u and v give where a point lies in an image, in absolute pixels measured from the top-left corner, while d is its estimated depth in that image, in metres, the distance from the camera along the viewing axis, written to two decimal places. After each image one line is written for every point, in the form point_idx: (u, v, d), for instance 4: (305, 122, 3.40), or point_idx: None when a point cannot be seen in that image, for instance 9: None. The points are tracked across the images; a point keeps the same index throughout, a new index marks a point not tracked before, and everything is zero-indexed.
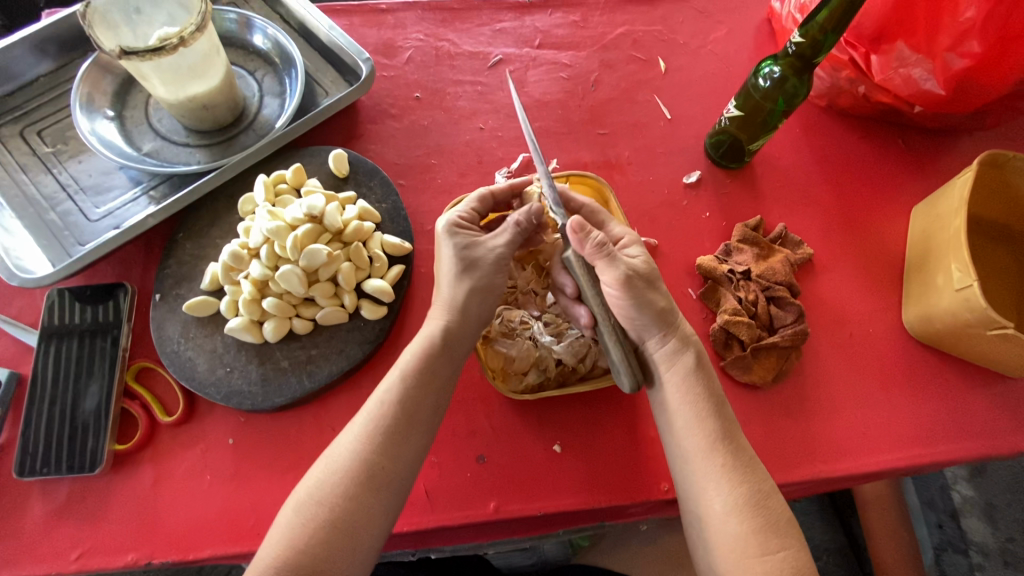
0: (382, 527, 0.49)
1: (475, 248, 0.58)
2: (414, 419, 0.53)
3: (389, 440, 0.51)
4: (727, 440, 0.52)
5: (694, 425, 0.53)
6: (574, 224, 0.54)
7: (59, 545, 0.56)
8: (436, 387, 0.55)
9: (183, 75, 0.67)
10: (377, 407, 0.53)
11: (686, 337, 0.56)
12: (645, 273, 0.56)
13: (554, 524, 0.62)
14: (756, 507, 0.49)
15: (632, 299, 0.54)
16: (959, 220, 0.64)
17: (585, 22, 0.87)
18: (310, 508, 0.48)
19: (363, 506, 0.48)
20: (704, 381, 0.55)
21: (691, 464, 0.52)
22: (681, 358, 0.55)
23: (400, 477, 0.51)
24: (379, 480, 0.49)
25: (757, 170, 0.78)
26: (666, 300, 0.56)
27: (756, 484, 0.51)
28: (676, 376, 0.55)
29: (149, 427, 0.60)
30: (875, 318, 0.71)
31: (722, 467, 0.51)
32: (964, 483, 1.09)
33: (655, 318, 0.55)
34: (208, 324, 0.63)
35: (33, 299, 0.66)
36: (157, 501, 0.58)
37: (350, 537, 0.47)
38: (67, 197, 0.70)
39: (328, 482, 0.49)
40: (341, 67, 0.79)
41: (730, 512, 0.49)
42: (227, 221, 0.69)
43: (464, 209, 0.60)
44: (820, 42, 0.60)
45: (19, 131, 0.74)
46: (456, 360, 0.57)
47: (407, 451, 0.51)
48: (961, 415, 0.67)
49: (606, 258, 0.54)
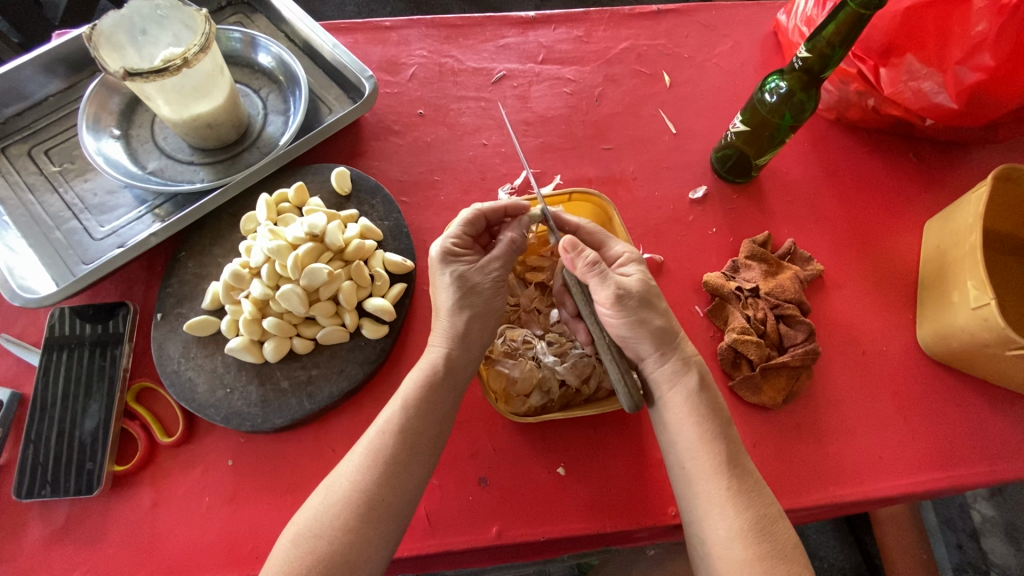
0: (382, 559, 0.48)
1: (469, 276, 0.57)
2: (416, 447, 0.52)
3: (390, 469, 0.50)
4: (733, 462, 0.51)
5: (698, 447, 0.51)
6: (567, 243, 0.54)
7: (56, 569, 0.56)
8: (436, 412, 0.54)
9: (187, 95, 0.67)
10: (377, 435, 0.52)
11: (687, 358, 0.55)
12: (640, 292, 0.54)
13: (558, 548, 0.60)
14: (762, 534, 0.47)
15: (627, 319, 0.53)
16: (974, 236, 0.63)
17: (589, 37, 0.87)
18: (308, 540, 0.47)
19: (361, 537, 0.47)
20: (707, 403, 0.53)
21: (695, 489, 0.51)
22: (683, 379, 0.54)
23: (399, 504, 0.50)
24: (379, 511, 0.48)
25: (764, 184, 0.77)
26: (664, 319, 0.55)
27: (761, 510, 0.49)
28: (679, 397, 0.53)
29: (148, 448, 0.60)
30: (888, 336, 0.69)
31: (727, 491, 0.49)
32: (984, 502, 1.07)
33: (653, 338, 0.54)
34: (209, 344, 0.63)
35: (36, 317, 0.66)
36: (155, 524, 0.57)
37: (347, 569, 0.46)
38: (73, 215, 0.70)
39: (326, 513, 0.48)
40: (345, 84, 0.80)
41: (735, 539, 0.47)
42: (230, 240, 0.69)
43: (454, 234, 0.58)
44: (828, 57, 0.59)
45: (27, 150, 0.75)
46: (459, 385, 0.56)
47: (408, 479, 0.51)
48: (980, 437, 0.64)
49: (599, 276, 0.53)
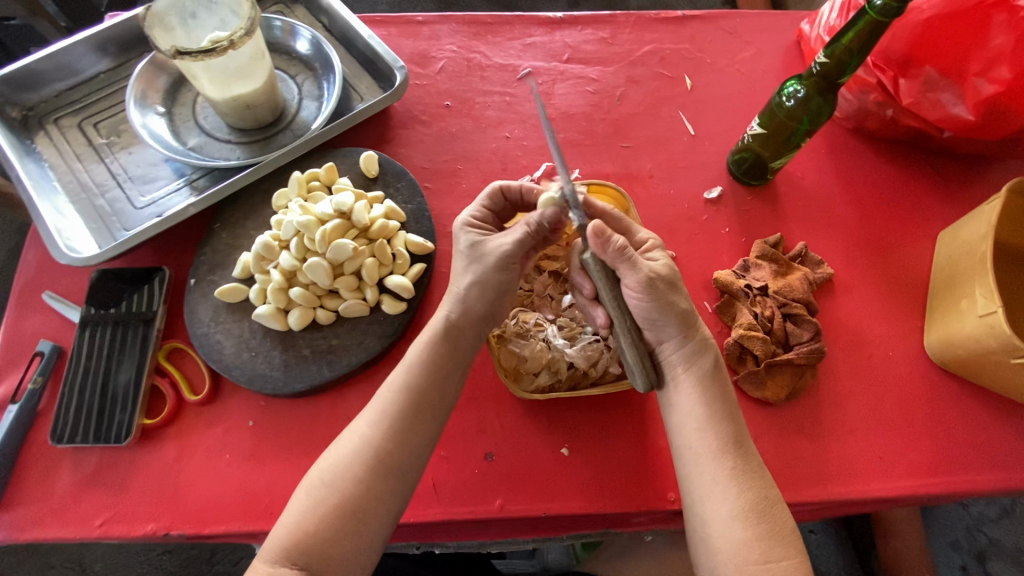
0: (390, 513, 0.51)
1: (482, 245, 0.59)
2: (425, 405, 0.54)
3: (396, 424, 0.53)
4: (738, 444, 0.53)
5: (704, 428, 0.53)
6: (595, 229, 0.53)
7: (85, 512, 0.59)
8: (443, 374, 0.56)
9: (230, 77, 0.71)
10: (388, 394, 0.55)
11: (704, 341, 0.57)
12: (667, 276, 0.56)
13: (557, 526, 0.62)
14: (763, 515, 0.49)
15: (654, 301, 0.54)
16: (986, 245, 0.64)
17: (614, 39, 0.89)
18: (320, 490, 0.50)
19: (371, 489, 0.50)
20: (719, 386, 0.55)
21: (700, 468, 0.53)
22: (701, 361, 0.56)
23: (408, 463, 0.53)
24: (387, 465, 0.51)
25: (778, 188, 0.78)
26: (687, 302, 0.56)
27: (763, 491, 0.51)
28: (692, 379, 0.55)
29: (175, 404, 0.63)
30: (895, 341, 0.70)
31: (731, 471, 0.51)
32: (989, 524, 1.11)
33: (679, 322, 0.55)
34: (237, 310, 0.66)
35: (77, 278, 0.70)
36: (178, 475, 0.61)
37: (355, 517, 0.49)
38: (116, 185, 0.75)
39: (338, 467, 0.51)
40: (377, 74, 0.83)
41: (736, 519, 0.50)
42: (262, 214, 0.72)
43: (476, 209, 0.63)
44: (845, 63, 0.61)
45: (78, 122, 0.79)
46: (462, 350, 0.58)
47: (416, 440, 0.53)
48: (984, 445, 0.65)
49: (628, 262, 0.54)
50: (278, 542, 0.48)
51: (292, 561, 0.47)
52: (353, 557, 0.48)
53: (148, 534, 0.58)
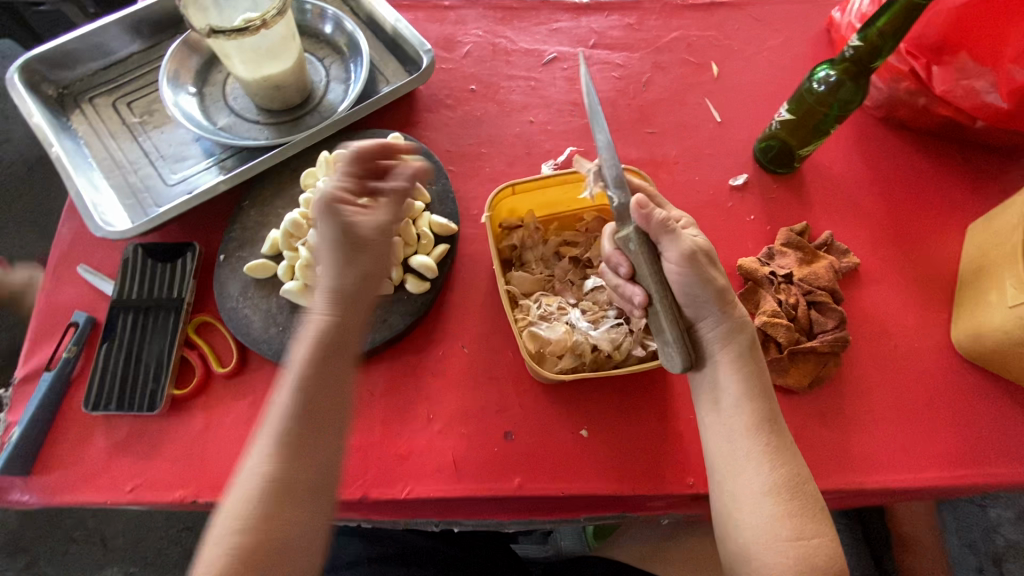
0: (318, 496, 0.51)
1: (357, 225, 0.55)
2: (315, 388, 0.53)
3: (291, 439, 0.51)
4: (771, 422, 0.54)
5: (739, 405, 0.55)
6: (640, 202, 0.53)
7: (116, 477, 0.61)
8: (318, 379, 0.53)
9: (262, 57, 0.72)
10: (289, 409, 0.52)
11: (742, 320, 0.56)
12: (706, 251, 0.56)
13: (575, 507, 0.63)
14: (795, 492, 0.51)
15: (695, 275, 0.54)
16: (1018, 235, 0.62)
17: (640, 25, 0.89)
18: (258, 479, 0.50)
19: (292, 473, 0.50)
20: (754, 363, 0.56)
21: (733, 445, 0.54)
22: (737, 339, 0.56)
23: (295, 477, 0.50)
24: (286, 485, 0.50)
25: (805, 176, 0.77)
26: (724, 279, 0.56)
27: (795, 469, 0.53)
28: (729, 357, 0.56)
29: (204, 376, 0.65)
30: (922, 333, 0.69)
31: (763, 449, 0.53)
32: (1010, 526, 1.09)
33: (717, 299, 0.55)
34: (265, 286, 0.67)
35: (110, 252, 0.72)
36: (205, 445, 0.62)
37: (286, 500, 0.50)
38: (149, 162, 0.76)
39: (256, 489, 0.49)
40: (403, 58, 0.84)
41: (767, 495, 0.51)
42: (289, 193, 0.73)
43: (340, 178, 0.58)
44: (879, 48, 0.61)
45: (111, 102, 0.81)
46: (351, 323, 0.55)
47: (320, 421, 0.53)
48: (1011, 440, 0.64)
49: (670, 234, 0.54)
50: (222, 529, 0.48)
51: (235, 547, 0.47)
52: (295, 539, 0.49)
53: (177, 500, 0.60)
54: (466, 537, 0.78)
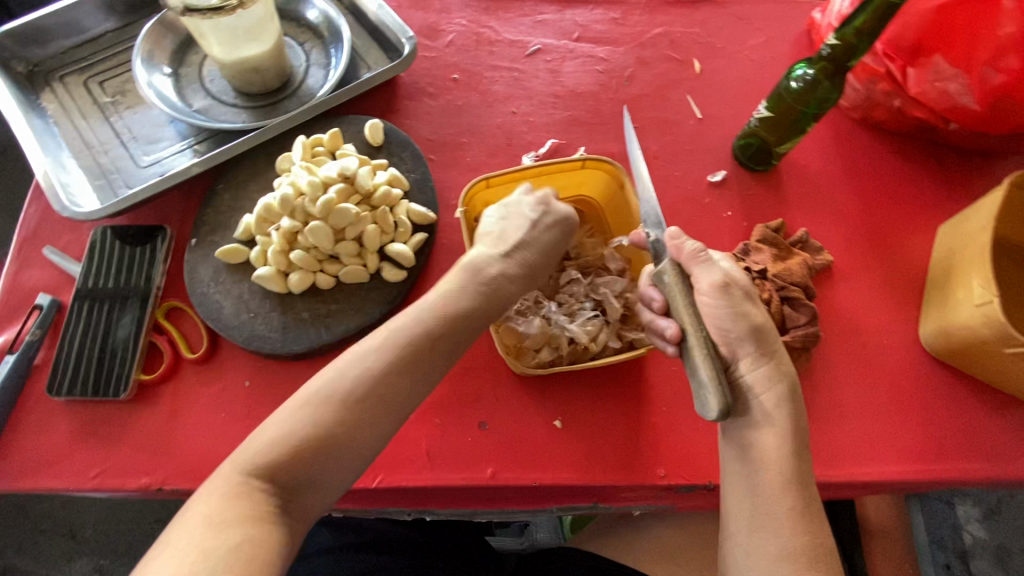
0: (375, 449, 0.46)
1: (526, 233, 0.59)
2: (445, 338, 0.50)
3: (365, 398, 0.45)
4: (802, 484, 0.51)
5: (771, 460, 0.51)
6: (674, 232, 0.56)
7: (79, 463, 0.60)
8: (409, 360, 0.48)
9: (239, 38, 0.70)
10: (375, 367, 0.47)
11: (782, 367, 0.54)
12: (744, 285, 0.55)
13: (548, 497, 0.63)
14: (818, 563, 0.48)
15: (728, 307, 0.53)
16: (985, 236, 0.64)
17: (624, 20, 0.89)
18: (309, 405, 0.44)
19: (360, 423, 0.45)
20: (794, 414, 0.53)
21: (756, 499, 0.51)
22: (778, 384, 0.53)
23: (364, 445, 0.45)
24: (336, 445, 0.44)
25: (782, 174, 0.78)
26: (763, 317, 0.55)
27: (821, 540, 0.49)
28: (770, 402, 0.53)
29: (173, 361, 0.63)
30: (891, 330, 0.71)
31: (789, 511, 0.49)
32: (977, 524, 1.12)
33: (755, 337, 0.54)
34: (238, 272, 0.66)
35: (78, 234, 0.70)
36: (173, 432, 0.61)
37: (337, 445, 0.44)
38: (120, 143, 0.74)
39: (296, 436, 0.43)
40: (385, 45, 0.83)
41: (785, 560, 0.48)
42: (265, 177, 0.72)
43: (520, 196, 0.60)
44: (854, 46, 0.62)
45: (83, 80, 0.79)
46: (500, 296, 0.54)
47: (400, 402, 0.47)
48: (973, 435, 0.66)
49: (703, 262, 0.54)
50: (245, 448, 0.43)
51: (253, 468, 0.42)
52: (318, 500, 0.43)
53: (142, 487, 0.59)
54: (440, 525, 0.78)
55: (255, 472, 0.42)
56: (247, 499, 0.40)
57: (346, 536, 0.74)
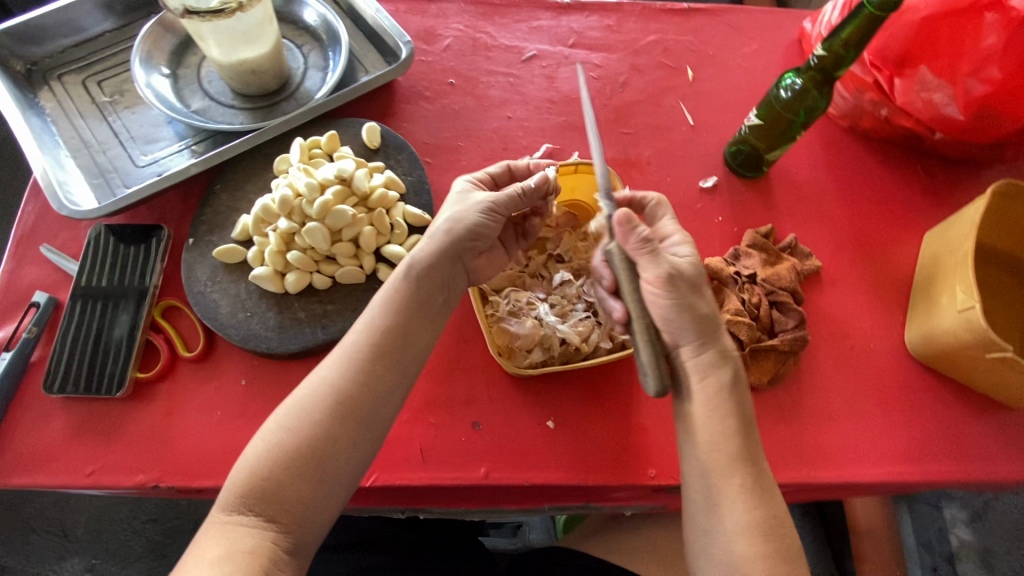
0: (352, 460, 0.51)
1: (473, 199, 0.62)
2: (389, 351, 0.55)
3: (310, 417, 0.51)
4: (749, 462, 0.54)
5: (716, 442, 0.54)
6: (624, 217, 0.55)
7: (74, 461, 0.60)
8: (372, 375, 0.53)
9: (237, 40, 0.71)
10: (320, 387, 0.52)
11: (724, 352, 0.57)
12: (691, 277, 0.57)
13: (540, 496, 0.64)
14: (768, 533, 0.51)
15: (672, 300, 0.55)
16: (968, 243, 0.65)
17: (619, 27, 0.90)
18: (277, 433, 0.50)
19: (327, 437, 0.50)
20: (737, 398, 0.55)
21: (708, 481, 0.54)
22: (718, 372, 0.56)
23: (335, 462, 0.50)
24: (311, 462, 0.49)
25: (772, 181, 0.80)
26: (708, 308, 0.57)
27: (771, 511, 0.52)
28: (710, 388, 0.55)
29: (169, 360, 0.64)
30: (877, 335, 0.72)
31: (739, 487, 0.53)
32: (963, 527, 1.14)
33: (697, 326, 0.56)
34: (235, 271, 0.67)
35: (75, 233, 0.71)
36: (168, 430, 0.61)
37: (313, 462, 0.49)
38: (119, 143, 0.75)
39: (268, 463, 0.48)
40: (383, 48, 0.84)
41: (739, 534, 0.51)
42: (263, 178, 0.73)
43: (482, 173, 0.66)
44: (842, 57, 0.63)
45: (81, 80, 0.80)
46: (428, 294, 0.58)
47: (362, 422, 0.52)
48: (956, 438, 0.67)
49: (650, 254, 0.56)
50: (231, 484, 0.48)
51: (243, 499, 0.47)
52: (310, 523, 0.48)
53: (137, 485, 0.59)
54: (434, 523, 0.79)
55: (238, 509, 0.47)
56: (240, 533, 0.46)
57: (341, 535, 0.75)
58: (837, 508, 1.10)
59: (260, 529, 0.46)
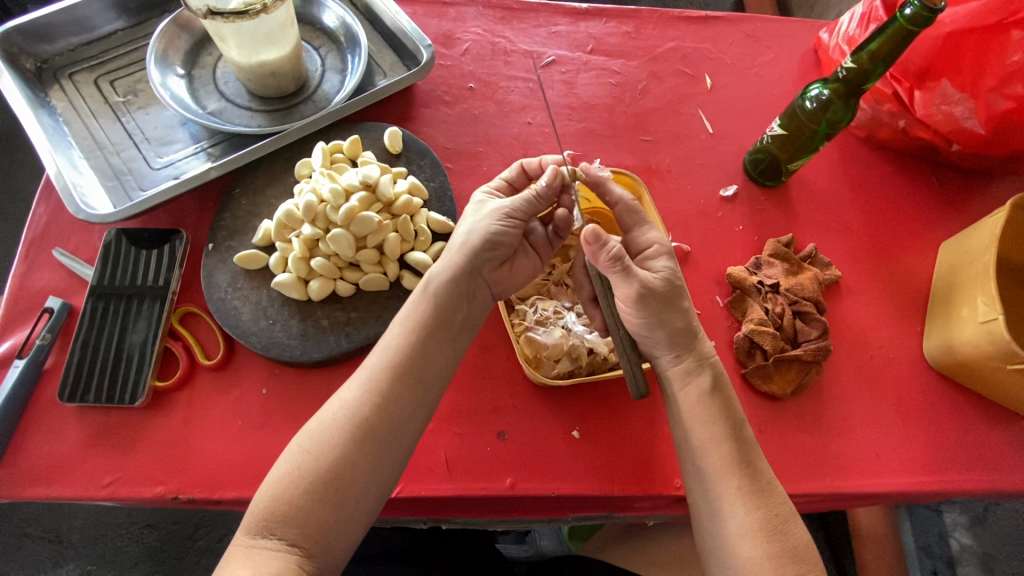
0: (373, 484, 0.50)
1: (486, 208, 0.62)
2: (412, 374, 0.54)
3: (326, 444, 0.50)
4: (744, 463, 0.53)
5: (709, 445, 0.54)
6: (590, 234, 0.55)
7: (91, 471, 0.59)
8: (391, 400, 0.52)
9: (259, 41, 0.69)
10: (336, 411, 0.52)
11: (703, 358, 0.59)
12: (663, 292, 0.57)
13: (565, 507, 0.63)
14: (774, 533, 0.51)
15: (646, 316, 0.57)
16: (989, 255, 0.66)
17: (637, 33, 0.90)
18: (297, 456, 0.50)
19: (346, 460, 0.49)
20: (721, 402, 0.56)
21: (706, 484, 0.54)
22: (697, 379, 0.57)
23: (355, 488, 0.49)
24: (332, 487, 0.48)
25: (791, 190, 0.80)
26: (685, 320, 0.58)
27: (775, 510, 0.52)
28: (693, 395, 0.57)
29: (188, 368, 0.63)
30: (896, 344, 0.73)
31: (737, 489, 0.52)
32: (964, 531, 1.15)
33: (672, 337, 0.58)
34: (256, 278, 0.66)
35: (89, 237, 0.69)
36: (188, 440, 0.60)
37: (334, 487, 0.48)
38: (133, 144, 0.73)
39: (284, 488, 0.48)
40: (402, 51, 0.83)
41: (745, 536, 0.51)
42: (283, 182, 0.72)
43: (496, 181, 0.66)
44: (870, 71, 0.63)
45: (93, 79, 0.78)
46: (451, 313, 0.57)
47: (382, 447, 0.51)
48: (975, 448, 0.68)
49: (621, 272, 0.56)
50: (253, 508, 0.48)
51: (265, 523, 0.47)
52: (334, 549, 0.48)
53: (156, 496, 0.58)
54: (454, 532, 0.78)
55: (258, 534, 0.46)
56: (261, 560, 0.45)
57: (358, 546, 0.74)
58: (840, 515, 1.10)
59: (287, 556, 0.46)
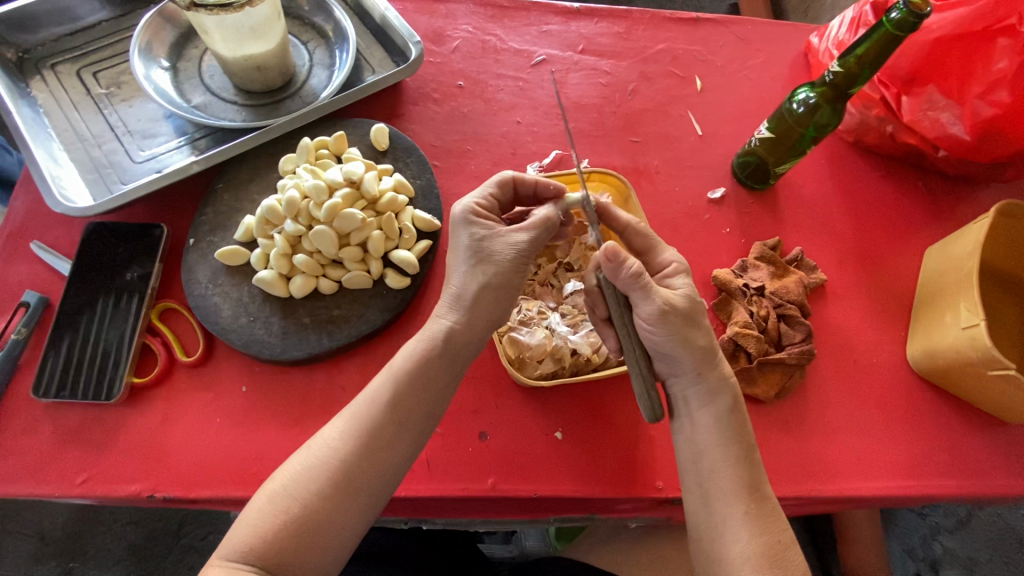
0: (358, 526, 0.50)
1: (489, 240, 0.56)
2: (402, 421, 0.52)
3: (315, 481, 0.49)
4: (752, 487, 0.53)
5: (717, 472, 0.54)
6: (607, 252, 0.52)
7: (66, 468, 0.58)
8: (383, 441, 0.51)
9: (244, 35, 0.68)
10: (327, 448, 0.51)
11: (723, 379, 0.57)
12: (686, 309, 0.55)
13: (546, 508, 0.63)
14: (776, 560, 0.50)
15: (670, 335, 0.54)
16: (972, 261, 0.66)
17: (628, 34, 0.90)
18: (283, 500, 0.48)
19: (332, 505, 0.49)
20: (736, 425, 0.55)
21: (710, 510, 0.54)
22: (717, 400, 0.56)
23: (338, 527, 0.48)
24: (315, 522, 0.48)
25: (779, 194, 0.80)
26: (706, 338, 0.56)
27: (776, 536, 0.52)
28: (708, 417, 0.56)
29: (167, 364, 0.62)
30: (879, 348, 0.73)
31: (744, 514, 0.52)
32: (948, 535, 1.16)
33: (694, 357, 0.55)
34: (237, 274, 0.65)
35: (68, 229, 0.68)
36: (166, 437, 0.59)
37: (318, 525, 0.48)
38: (115, 137, 0.72)
39: (274, 519, 0.47)
40: (391, 47, 0.82)
41: (748, 560, 0.50)
42: (266, 177, 0.71)
43: (482, 196, 0.59)
44: (856, 75, 0.63)
45: (76, 70, 0.77)
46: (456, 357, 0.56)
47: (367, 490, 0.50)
48: (955, 452, 0.68)
49: (642, 289, 0.53)
50: (235, 544, 0.46)
51: (248, 561, 0.45)
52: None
53: (132, 494, 0.57)
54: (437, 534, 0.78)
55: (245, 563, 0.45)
56: None
57: None
58: (826, 517, 1.10)
59: None
